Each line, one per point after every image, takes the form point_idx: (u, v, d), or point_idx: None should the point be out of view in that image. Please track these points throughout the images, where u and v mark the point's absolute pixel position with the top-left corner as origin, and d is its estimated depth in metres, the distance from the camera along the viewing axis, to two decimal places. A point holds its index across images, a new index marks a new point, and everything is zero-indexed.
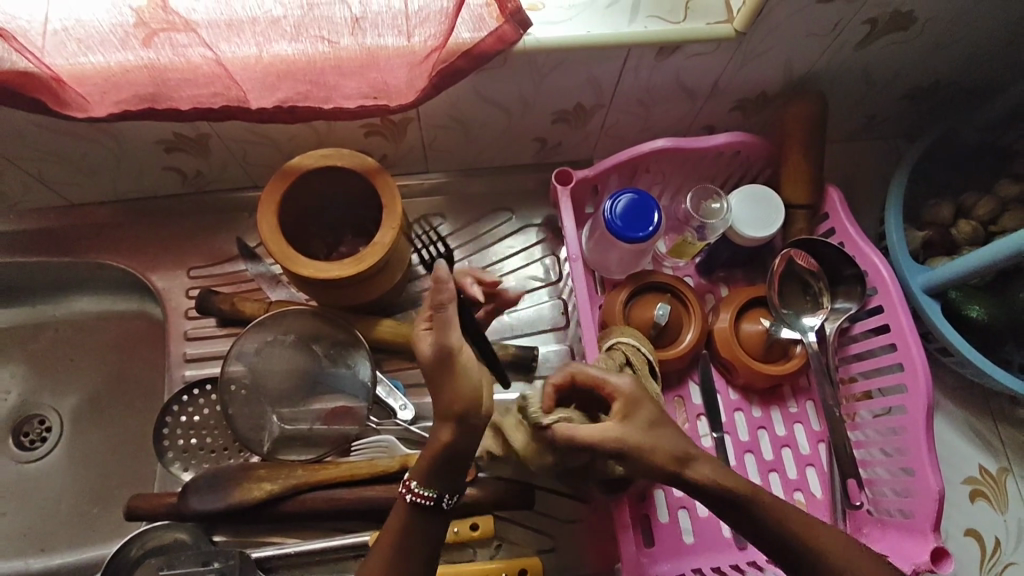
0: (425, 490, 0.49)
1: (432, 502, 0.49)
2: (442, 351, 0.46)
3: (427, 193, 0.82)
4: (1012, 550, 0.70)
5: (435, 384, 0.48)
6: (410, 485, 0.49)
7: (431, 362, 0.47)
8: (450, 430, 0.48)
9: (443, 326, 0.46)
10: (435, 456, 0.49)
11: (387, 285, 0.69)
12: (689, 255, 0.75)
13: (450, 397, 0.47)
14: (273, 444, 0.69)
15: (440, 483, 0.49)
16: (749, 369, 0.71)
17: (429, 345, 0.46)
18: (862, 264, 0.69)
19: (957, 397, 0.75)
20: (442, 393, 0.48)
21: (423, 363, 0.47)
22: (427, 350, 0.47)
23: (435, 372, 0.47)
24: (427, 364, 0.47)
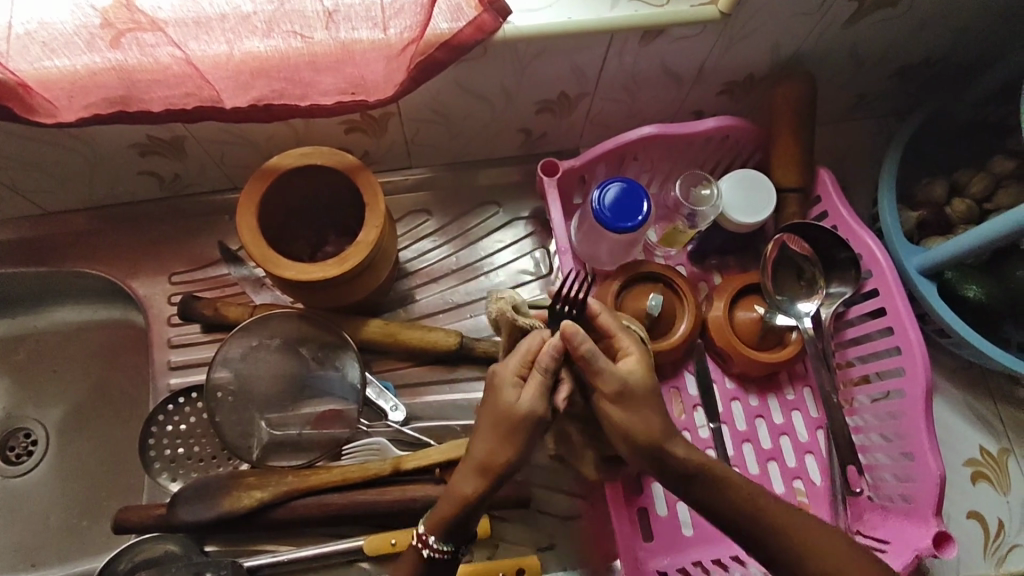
0: (443, 545, 0.51)
1: (449, 555, 0.52)
2: (537, 412, 0.50)
3: (412, 189, 0.81)
4: (1016, 532, 0.69)
5: (500, 438, 0.50)
6: (428, 540, 0.51)
7: (523, 418, 0.49)
8: (484, 486, 0.50)
9: (549, 386, 0.50)
10: (459, 510, 0.51)
11: (373, 285, 0.67)
12: (681, 243, 0.73)
13: (490, 455, 0.50)
14: (263, 450, 0.68)
15: (454, 537, 0.51)
16: (745, 358, 0.70)
17: (531, 397, 0.50)
18: (856, 247, 0.68)
19: (956, 378, 0.74)
20: (502, 454, 0.50)
21: (508, 413, 0.50)
22: (518, 407, 0.50)
23: (512, 430, 0.50)
24: (515, 415, 0.49)
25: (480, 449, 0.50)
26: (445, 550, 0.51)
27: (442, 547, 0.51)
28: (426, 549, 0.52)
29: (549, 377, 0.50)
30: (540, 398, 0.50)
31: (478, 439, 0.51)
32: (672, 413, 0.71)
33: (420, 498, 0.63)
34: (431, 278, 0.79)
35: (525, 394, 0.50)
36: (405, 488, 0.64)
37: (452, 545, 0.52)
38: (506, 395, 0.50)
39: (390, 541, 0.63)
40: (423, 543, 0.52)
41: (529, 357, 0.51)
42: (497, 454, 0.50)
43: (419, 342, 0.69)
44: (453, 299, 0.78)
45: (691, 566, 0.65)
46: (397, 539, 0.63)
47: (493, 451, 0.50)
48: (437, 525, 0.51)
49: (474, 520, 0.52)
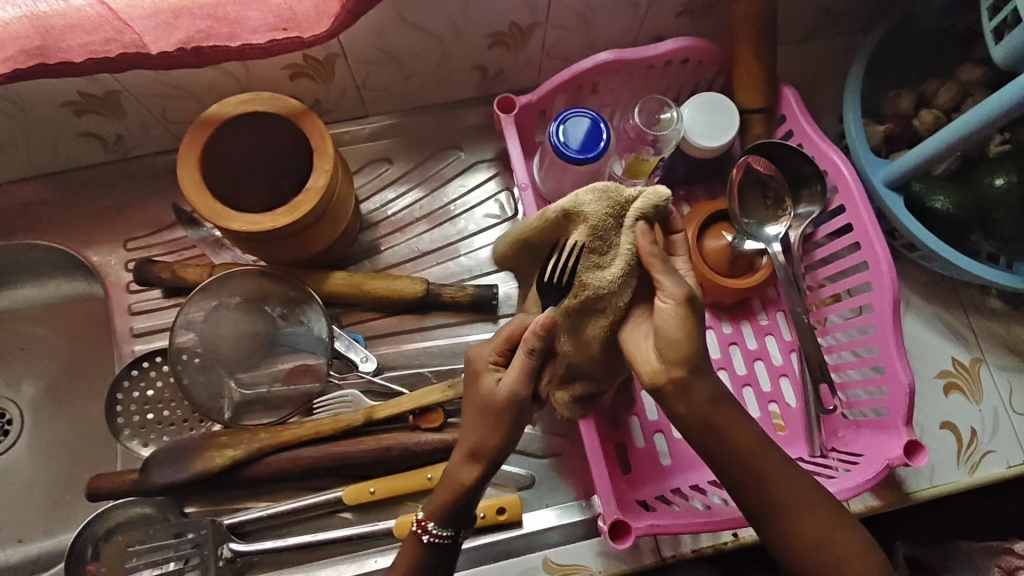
0: (441, 531, 0.50)
1: (448, 540, 0.50)
2: (519, 397, 0.48)
3: (370, 138, 0.78)
4: (989, 439, 0.70)
5: (486, 428, 0.48)
6: (428, 526, 0.50)
7: (506, 405, 0.48)
8: (483, 472, 0.49)
9: (529, 368, 0.48)
10: (457, 496, 0.49)
11: (333, 235, 0.66)
12: (645, 175, 0.68)
13: (482, 439, 0.49)
14: (235, 409, 0.67)
15: (451, 522, 0.50)
16: (715, 287, 0.69)
17: (512, 380, 0.48)
18: (822, 165, 0.67)
19: (927, 293, 0.74)
20: (491, 441, 0.48)
21: (494, 401, 0.48)
22: (505, 393, 0.48)
23: (498, 416, 0.48)
24: (496, 403, 0.48)
25: (467, 442, 0.49)
26: (442, 535, 0.50)
27: (440, 532, 0.50)
28: (423, 535, 0.50)
29: (530, 358, 0.48)
30: (524, 382, 0.48)
31: (467, 432, 0.50)
32: None
33: (394, 446, 0.64)
34: (395, 228, 0.77)
35: (506, 378, 0.49)
36: (379, 437, 0.64)
37: (449, 531, 0.50)
38: (488, 380, 0.50)
39: (368, 490, 0.64)
40: (421, 529, 0.50)
41: (506, 339, 0.50)
42: (490, 441, 0.48)
43: (385, 292, 0.68)
44: (420, 248, 0.76)
45: (670, 493, 0.66)
46: (375, 488, 0.64)
47: (481, 443, 0.49)
48: (433, 510, 0.49)
49: (472, 505, 0.50)
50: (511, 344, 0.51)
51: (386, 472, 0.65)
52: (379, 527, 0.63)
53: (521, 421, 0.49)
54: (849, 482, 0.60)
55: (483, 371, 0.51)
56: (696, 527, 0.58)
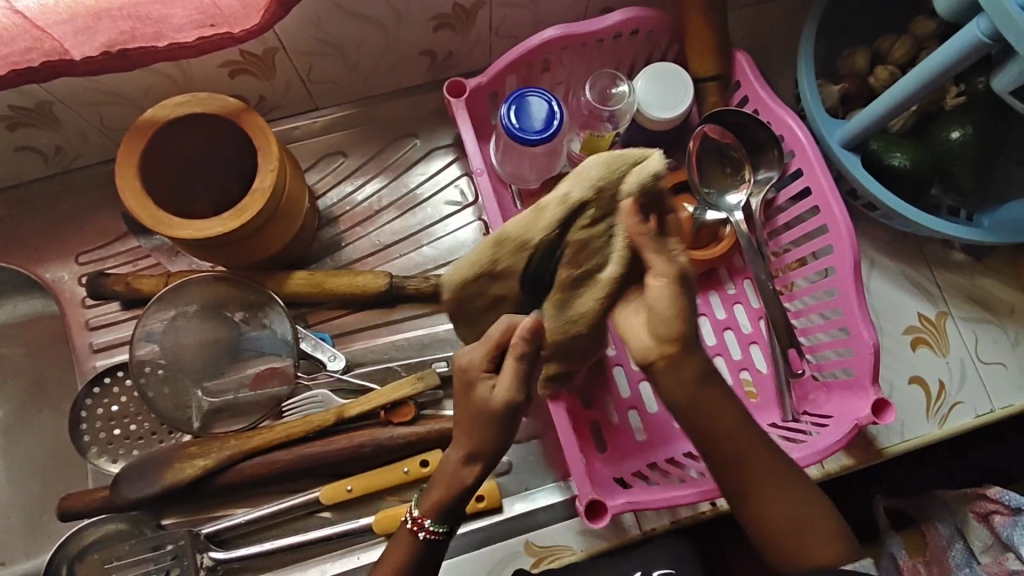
0: (438, 527, 0.49)
1: (443, 536, 0.50)
2: (514, 403, 0.47)
3: (323, 132, 0.76)
4: (957, 390, 0.71)
5: (482, 431, 0.47)
6: (425, 524, 0.49)
7: (502, 412, 0.46)
8: (479, 474, 0.49)
9: (523, 371, 0.46)
10: (452, 494, 0.49)
11: (288, 234, 0.65)
12: (603, 152, 0.69)
13: (477, 442, 0.47)
14: (204, 418, 0.66)
15: (449, 518, 0.49)
16: (681, 259, 0.68)
17: (507, 387, 0.46)
18: (778, 129, 0.66)
19: (891, 251, 0.74)
20: (488, 441, 0.47)
21: (486, 409, 0.47)
22: (500, 399, 0.46)
23: (490, 421, 0.47)
24: (491, 410, 0.46)
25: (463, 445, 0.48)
26: (439, 530, 0.49)
27: (437, 529, 0.49)
28: (420, 532, 0.49)
29: (522, 362, 0.46)
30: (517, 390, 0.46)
31: (465, 437, 0.48)
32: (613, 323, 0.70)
33: (367, 442, 0.63)
34: (356, 222, 0.75)
35: (500, 386, 0.47)
36: (352, 435, 0.64)
37: (446, 526, 0.50)
38: (482, 389, 0.47)
39: (345, 488, 0.63)
40: (417, 525, 0.50)
41: (494, 344, 0.47)
42: (482, 445, 0.47)
43: (348, 289, 0.67)
44: (381, 241, 0.75)
45: (647, 468, 0.66)
46: (352, 486, 0.64)
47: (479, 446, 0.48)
48: (431, 505, 0.49)
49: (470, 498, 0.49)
50: (500, 347, 0.47)
51: (362, 469, 0.65)
52: (359, 524, 0.63)
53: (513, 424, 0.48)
54: (818, 445, 0.61)
55: (474, 378, 0.48)
56: (669, 500, 0.58)
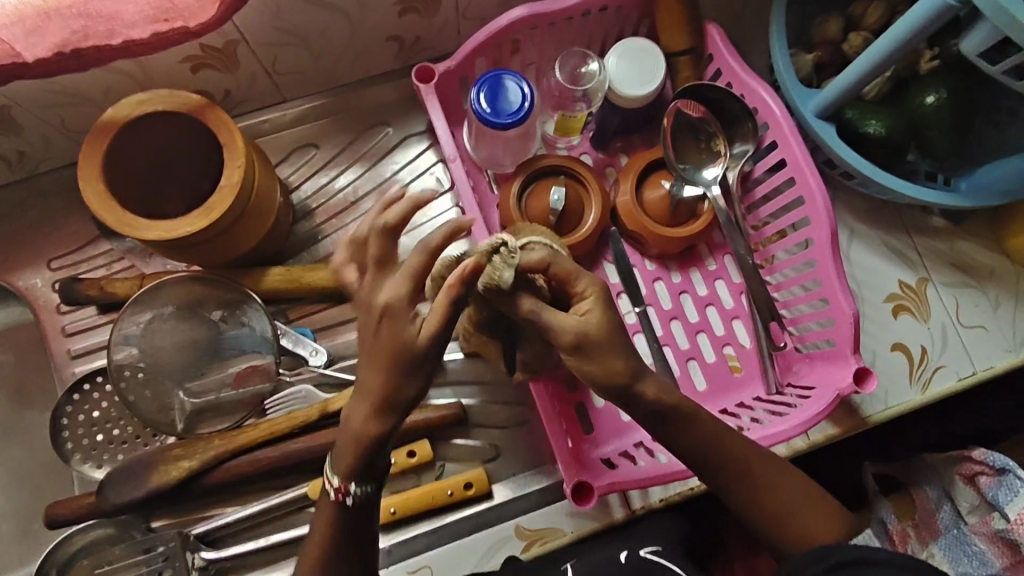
0: (360, 489, 0.48)
1: (366, 498, 0.49)
2: (439, 343, 0.44)
3: (292, 124, 0.75)
4: (939, 355, 0.71)
5: (398, 377, 0.44)
6: (348, 488, 0.48)
7: (423, 353, 0.44)
8: (388, 424, 0.45)
9: (453, 313, 0.44)
10: (364, 451, 0.46)
11: (260, 230, 0.64)
12: (576, 130, 0.69)
13: (390, 389, 0.44)
14: (187, 420, 0.65)
15: (366, 477, 0.48)
16: (659, 237, 0.68)
17: (432, 329, 0.44)
18: (751, 102, 0.66)
19: (871, 218, 0.74)
20: (402, 386, 0.44)
21: (404, 349, 0.43)
22: (421, 339, 0.43)
23: (409, 365, 0.44)
24: (413, 351, 0.43)
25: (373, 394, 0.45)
26: (364, 492, 0.48)
27: (362, 491, 0.48)
28: (345, 499, 0.48)
29: (456, 304, 0.44)
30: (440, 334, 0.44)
31: (377, 380, 0.44)
32: None
33: None
34: (331, 215, 0.74)
35: (425, 327, 0.44)
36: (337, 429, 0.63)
37: (370, 486, 0.49)
38: (406, 327, 0.43)
39: None
40: (340, 493, 0.48)
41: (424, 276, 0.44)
42: (395, 390, 0.44)
43: (325, 283, 0.67)
44: (358, 232, 0.74)
45: (634, 448, 0.66)
46: None
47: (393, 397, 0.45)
48: (345, 471, 0.47)
49: (382, 454, 0.47)
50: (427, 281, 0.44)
51: None
52: None
53: (427, 369, 0.45)
54: (801, 417, 0.61)
55: (397, 315, 0.44)
56: (655, 479, 0.59)
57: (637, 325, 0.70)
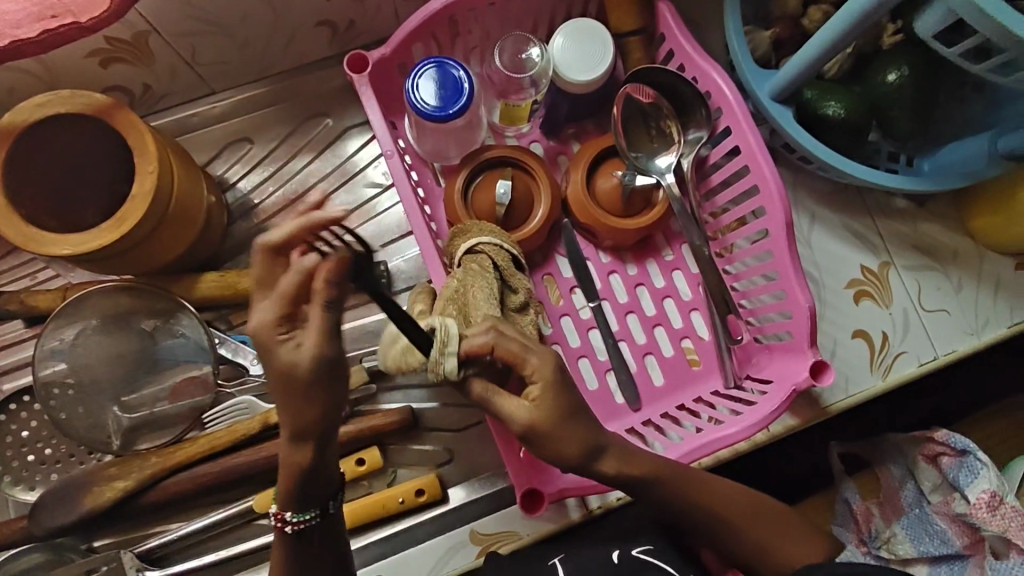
0: (300, 516, 0.47)
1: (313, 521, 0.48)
2: (325, 360, 0.39)
3: (223, 118, 0.70)
4: (901, 340, 0.70)
5: (295, 403, 0.40)
6: (286, 517, 0.47)
7: (312, 374, 0.39)
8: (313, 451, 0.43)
9: (332, 323, 0.39)
10: (297, 481, 0.45)
11: (188, 236, 0.60)
12: (523, 118, 0.65)
13: (304, 415, 0.41)
14: (124, 437, 0.63)
15: (305, 503, 0.47)
16: (612, 230, 0.66)
17: (314, 344, 0.39)
18: (704, 85, 0.62)
19: (832, 202, 0.72)
20: (310, 412, 0.41)
21: (291, 379, 0.40)
22: (307, 361, 0.39)
23: (302, 390, 0.40)
24: (298, 376, 0.39)
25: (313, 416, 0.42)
26: (304, 518, 0.47)
27: (300, 518, 0.47)
28: (286, 527, 0.47)
29: (329, 313, 0.38)
30: (322, 346, 0.39)
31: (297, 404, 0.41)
32: (548, 301, 0.68)
33: None
34: (269, 214, 0.70)
35: (307, 343, 0.39)
36: (278, 441, 0.61)
37: (311, 511, 0.47)
38: (285, 353, 0.39)
39: None
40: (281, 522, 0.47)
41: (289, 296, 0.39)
42: (305, 417, 0.41)
43: None
44: None
45: None
46: None
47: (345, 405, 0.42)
48: (283, 500, 0.46)
49: (321, 479, 0.46)
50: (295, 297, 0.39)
51: None
52: None
53: (343, 378, 0.41)
54: (756, 415, 0.59)
55: (273, 342, 0.40)
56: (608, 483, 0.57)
57: (592, 321, 0.68)
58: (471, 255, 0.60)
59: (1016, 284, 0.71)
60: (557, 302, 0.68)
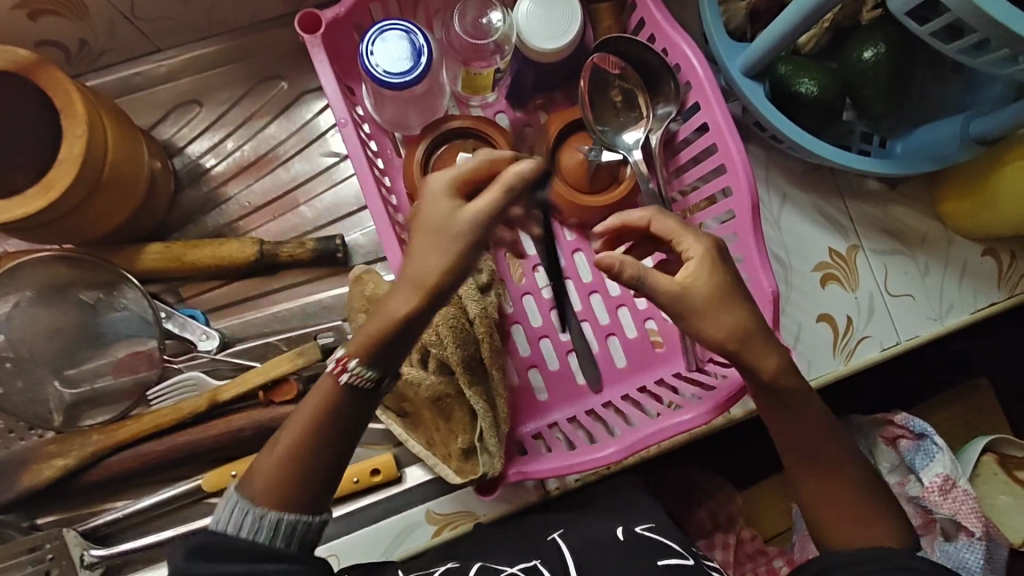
0: (366, 372, 0.42)
1: (369, 385, 0.42)
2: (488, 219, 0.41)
3: (170, 78, 0.66)
4: (865, 324, 0.69)
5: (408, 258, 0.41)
6: (348, 365, 0.42)
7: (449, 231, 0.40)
8: (424, 310, 0.41)
9: (504, 199, 0.41)
10: (381, 342, 0.41)
11: (128, 205, 0.57)
12: (486, 88, 0.62)
13: (419, 272, 0.41)
14: (66, 413, 0.60)
15: (376, 360, 0.42)
16: (576, 207, 0.63)
17: (475, 212, 0.41)
18: (674, 58, 0.60)
19: (803, 183, 0.70)
20: (440, 267, 0.41)
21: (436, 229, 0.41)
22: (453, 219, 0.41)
23: (438, 242, 0.40)
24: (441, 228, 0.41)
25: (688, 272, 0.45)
26: (366, 376, 0.42)
27: (365, 373, 0.42)
28: (343, 378, 0.42)
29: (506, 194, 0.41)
30: (488, 218, 0.41)
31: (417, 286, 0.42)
32: (510, 279, 0.66)
33: (245, 426, 0.59)
34: (220, 182, 0.67)
35: (486, 197, 0.41)
36: (228, 419, 0.59)
37: (373, 374, 0.42)
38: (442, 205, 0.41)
39: (230, 474, 0.59)
40: (340, 370, 0.42)
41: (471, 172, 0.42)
42: (417, 268, 0.41)
43: (210, 262, 0.61)
44: (252, 201, 0.67)
45: (547, 428, 0.64)
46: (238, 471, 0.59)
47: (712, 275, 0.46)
48: (360, 345, 0.42)
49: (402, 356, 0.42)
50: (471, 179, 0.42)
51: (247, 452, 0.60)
52: None
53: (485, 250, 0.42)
54: (711, 403, 0.55)
55: (433, 199, 0.42)
56: (566, 469, 0.54)
57: (554, 301, 0.67)
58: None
59: (982, 270, 0.71)
60: (520, 280, 0.66)
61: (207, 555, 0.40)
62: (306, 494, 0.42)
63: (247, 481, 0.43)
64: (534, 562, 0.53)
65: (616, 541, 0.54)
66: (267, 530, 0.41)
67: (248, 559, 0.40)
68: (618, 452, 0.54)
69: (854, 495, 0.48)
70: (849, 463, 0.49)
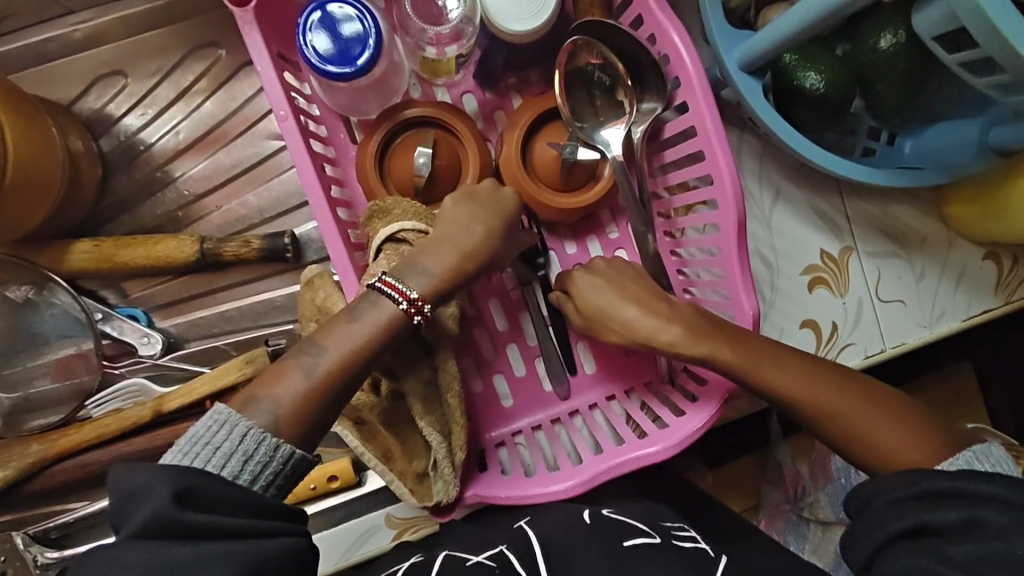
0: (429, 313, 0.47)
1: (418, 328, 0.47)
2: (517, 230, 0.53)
3: (88, 44, 0.59)
4: (849, 332, 0.65)
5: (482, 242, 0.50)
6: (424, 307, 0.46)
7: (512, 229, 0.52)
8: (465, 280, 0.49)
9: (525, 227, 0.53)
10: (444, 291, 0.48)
11: (46, 203, 0.51)
12: (448, 72, 0.55)
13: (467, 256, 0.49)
14: (5, 418, 0.58)
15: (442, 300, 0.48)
16: (547, 208, 0.58)
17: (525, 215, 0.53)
18: (663, 47, 0.52)
19: (797, 178, 0.65)
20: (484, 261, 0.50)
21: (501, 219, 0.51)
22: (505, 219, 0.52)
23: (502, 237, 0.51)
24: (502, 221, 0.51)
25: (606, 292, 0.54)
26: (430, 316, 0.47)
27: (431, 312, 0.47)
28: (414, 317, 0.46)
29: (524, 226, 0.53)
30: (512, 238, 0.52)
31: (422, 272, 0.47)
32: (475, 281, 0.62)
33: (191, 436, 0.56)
34: (156, 165, 0.60)
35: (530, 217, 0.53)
36: (174, 427, 0.56)
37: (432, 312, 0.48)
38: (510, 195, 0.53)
39: None
40: (413, 311, 0.45)
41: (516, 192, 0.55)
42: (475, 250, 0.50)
43: (146, 261, 0.56)
44: (192, 188, 0.61)
45: (511, 437, 0.61)
46: None
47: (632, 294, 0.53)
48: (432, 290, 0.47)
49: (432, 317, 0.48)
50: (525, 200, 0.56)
51: None
52: None
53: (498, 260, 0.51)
54: (675, 437, 0.53)
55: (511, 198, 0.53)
56: (521, 500, 0.54)
57: (523, 303, 0.63)
58: (393, 243, 0.52)
59: (981, 275, 0.66)
60: (487, 282, 0.62)
61: (206, 497, 0.35)
62: (303, 436, 0.41)
63: (271, 394, 0.41)
64: (500, 548, 0.52)
65: (584, 523, 0.52)
66: (273, 465, 0.39)
67: (252, 498, 0.36)
68: (575, 486, 0.53)
69: (873, 418, 0.47)
70: (845, 419, 0.48)
